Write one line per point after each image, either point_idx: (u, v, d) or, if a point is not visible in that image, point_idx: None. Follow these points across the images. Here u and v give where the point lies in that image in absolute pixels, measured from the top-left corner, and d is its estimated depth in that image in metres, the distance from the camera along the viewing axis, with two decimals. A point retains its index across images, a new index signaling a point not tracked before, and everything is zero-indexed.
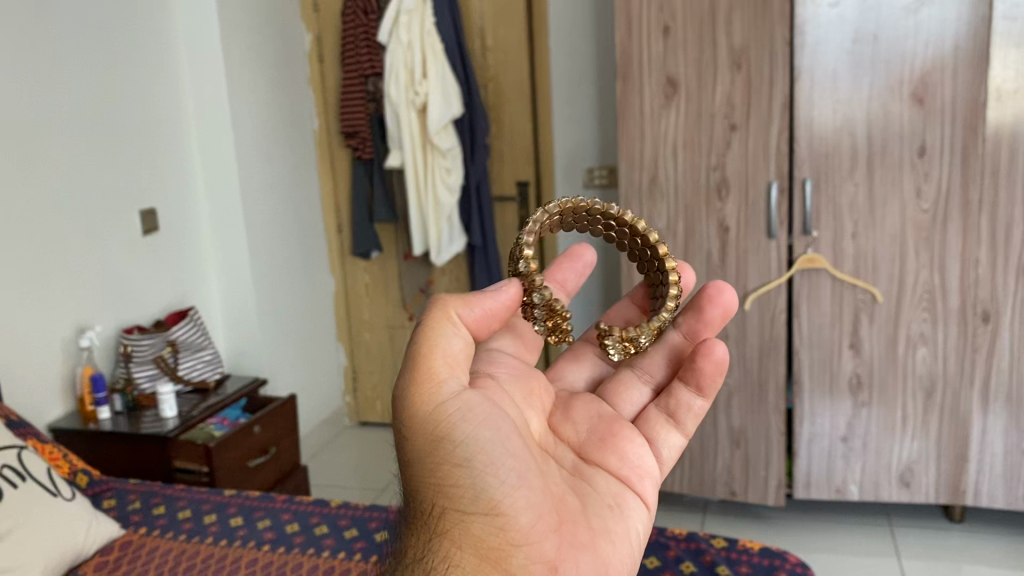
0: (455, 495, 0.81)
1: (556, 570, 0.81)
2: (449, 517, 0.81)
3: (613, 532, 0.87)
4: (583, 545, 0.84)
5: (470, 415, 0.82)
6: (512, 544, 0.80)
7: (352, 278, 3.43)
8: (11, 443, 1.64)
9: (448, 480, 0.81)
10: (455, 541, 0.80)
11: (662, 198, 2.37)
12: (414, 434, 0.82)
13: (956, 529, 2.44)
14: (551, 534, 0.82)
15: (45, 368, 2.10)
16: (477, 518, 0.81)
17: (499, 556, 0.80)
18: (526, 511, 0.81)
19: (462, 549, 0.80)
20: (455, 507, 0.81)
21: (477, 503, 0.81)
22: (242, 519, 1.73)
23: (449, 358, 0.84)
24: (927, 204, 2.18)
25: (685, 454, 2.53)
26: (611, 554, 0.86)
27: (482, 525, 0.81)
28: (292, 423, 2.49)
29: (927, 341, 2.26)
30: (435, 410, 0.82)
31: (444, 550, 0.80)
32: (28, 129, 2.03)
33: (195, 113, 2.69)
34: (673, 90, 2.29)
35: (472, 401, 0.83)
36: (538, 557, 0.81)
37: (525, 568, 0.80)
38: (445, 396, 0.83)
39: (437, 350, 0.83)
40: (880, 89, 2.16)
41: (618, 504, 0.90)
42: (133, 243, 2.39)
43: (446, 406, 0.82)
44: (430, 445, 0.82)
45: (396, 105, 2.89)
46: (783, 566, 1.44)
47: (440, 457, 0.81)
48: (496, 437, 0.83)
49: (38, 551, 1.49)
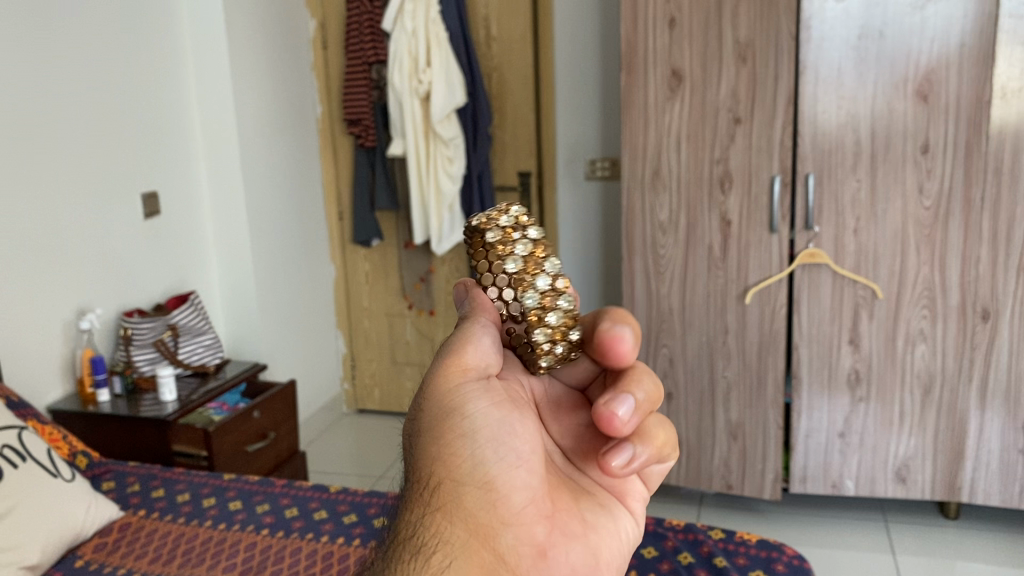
0: (453, 465, 0.73)
1: (545, 554, 0.74)
2: (445, 489, 0.73)
3: (602, 528, 0.79)
4: (573, 534, 0.77)
5: (489, 394, 0.75)
6: (503, 523, 0.73)
7: (352, 266, 3.43)
8: (11, 423, 1.63)
9: (448, 449, 0.74)
10: (447, 514, 0.73)
11: (664, 190, 2.37)
12: (429, 404, 0.75)
13: (950, 525, 2.46)
14: (541, 518, 0.75)
15: (45, 349, 2.10)
16: (471, 490, 0.73)
17: (490, 534, 0.72)
18: (521, 496, 0.74)
19: (453, 523, 0.72)
20: (451, 478, 0.73)
21: (474, 475, 0.73)
22: (241, 503, 1.74)
23: (487, 349, 0.75)
24: (930, 201, 2.19)
25: (683, 447, 2.54)
26: (604, 545, 0.78)
27: (477, 499, 0.73)
28: (291, 409, 2.49)
29: (926, 338, 2.27)
30: (457, 386, 0.75)
31: (435, 524, 0.72)
32: (30, 108, 2.02)
33: (197, 96, 2.68)
34: (677, 82, 2.29)
35: (496, 388, 0.76)
36: (528, 539, 0.74)
37: (515, 550, 0.73)
38: (470, 376, 0.75)
39: (475, 334, 0.75)
40: (885, 86, 2.16)
41: (609, 504, 0.82)
42: (135, 226, 2.39)
43: (467, 384, 0.75)
44: (440, 414, 0.74)
45: (399, 93, 2.89)
46: (780, 559, 1.44)
47: (448, 429, 0.74)
48: (508, 418, 0.75)
49: (37, 531, 1.50)
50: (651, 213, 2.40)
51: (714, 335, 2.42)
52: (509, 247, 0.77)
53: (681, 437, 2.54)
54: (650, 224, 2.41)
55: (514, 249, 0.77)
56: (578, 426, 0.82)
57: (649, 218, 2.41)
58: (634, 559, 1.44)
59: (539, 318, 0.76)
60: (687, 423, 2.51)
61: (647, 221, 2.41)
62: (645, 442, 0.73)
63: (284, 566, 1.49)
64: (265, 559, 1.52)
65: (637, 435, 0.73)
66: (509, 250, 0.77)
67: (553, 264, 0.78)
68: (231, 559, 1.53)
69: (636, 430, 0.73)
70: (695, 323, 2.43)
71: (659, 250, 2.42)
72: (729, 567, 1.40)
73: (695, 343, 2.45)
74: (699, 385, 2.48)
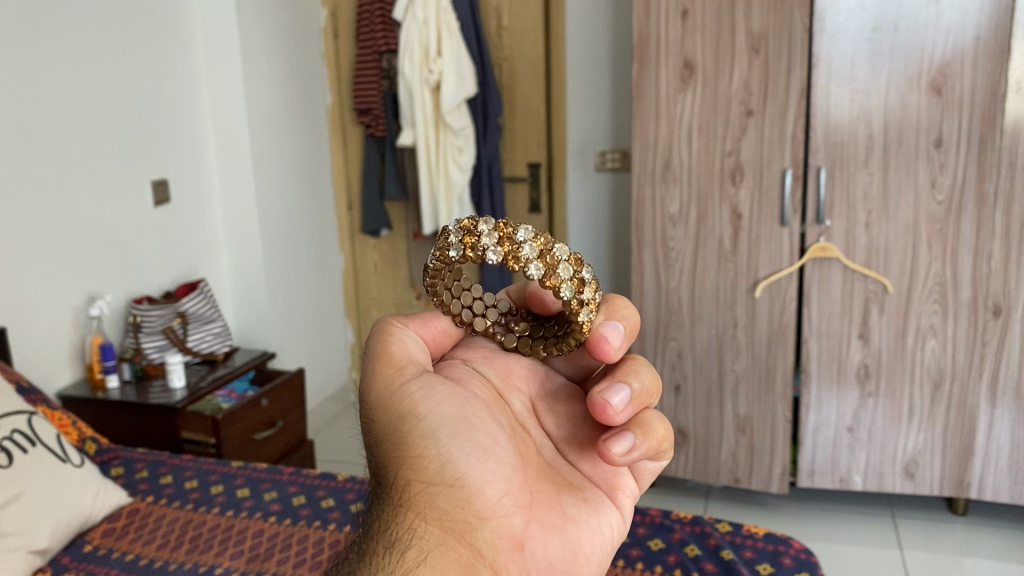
0: (419, 467, 0.75)
1: (522, 547, 0.74)
2: (413, 490, 0.74)
3: (583, 523, 0.79)
4: (553, 526, 0.77)
5: (434, 393, 0.78)
6: (478, 517, 0.74)
7: (361, 255, 3.45)
8: (21, 408, 1.64)
9: (412, 451, 0.75)
10: (420, 513, 0.73)
11: (675, 182, 2.36)
12: (379, 411, 0.77)
13: (959, 522, 2.45)
14: (519, 510, 0.75)
15: (55, 336, 2.11)
16: (442, 489, 0.74)
17: (466, 530, 0.73)
18: (492, 488, 0.75)
19: (427, 521, 0.73)
20: (419, 479, 0.74)
21: (442, 474, 0.75)
22: (249, 490, 1.74)
23: (410, 350, 0.81)
24: (942, 196, 2.17)
25: (690, 440, 2.54)
26: (582, 538, 0.78)
27: (448, 497, 0.74)
28: (299, 397, 2.50)
29: (936, 334, 2.25)
30: (398, 390, 0.77)
31: (408, 522, 0.73)
32: (42, 94, 2.03)
33: (209, 85, 2.69)
34: (689, 73, 2.28)
35: (438, 387, 0.78)
36: (505, 532, 0.74)
37: (493, 544, 0.73)
38: (409, 377, 0.78)
39: (395, 335, 0.81)
40: (899, 79, 2.14)
41: (593, 499, 0.81)
42: (144, 214, 2.39)
43: (409, 385, 0.78)
44: (393, 419, 0.76)
45: (409, 83, 2.88)
46: (787, 552, 1.44)
47: (404, 432, 0.76)
48: (462, 415, 0.78)
49: (45, 516, 1.50)
50: (661, 206, 2.40)
51: (723, 328, 2.42)
52: (518, 248, 0.78)
53: (689, 430, 2.54)
54: (660, 216, 2.40)
55: (524, 256, 0.78)
56: (573, 421, 0.85)
57: (659, 211, 2.40)
58: (640, 550, 1.45)
59: (579, 303, 0.79)
60: (695, 416, 2.51)
61: (657, 213, 2.40)
62: (647, 431, 0.74)
63: (291, 553, 1.49)
64: (272, 546, 1.52)
65: (638, 425, 0.75)
66: (521, 259, 0.77)
67: (562, 248, 0.79)
68: (238, 546, 1.53)
69: (636, 421, 0.75)
70: (704, 316, 2.43)
71: (668, 242, 2.41)
72: (736, 560, 1.39)
73: (704, 335, 2.44)
74: (707, 379, 2.47)
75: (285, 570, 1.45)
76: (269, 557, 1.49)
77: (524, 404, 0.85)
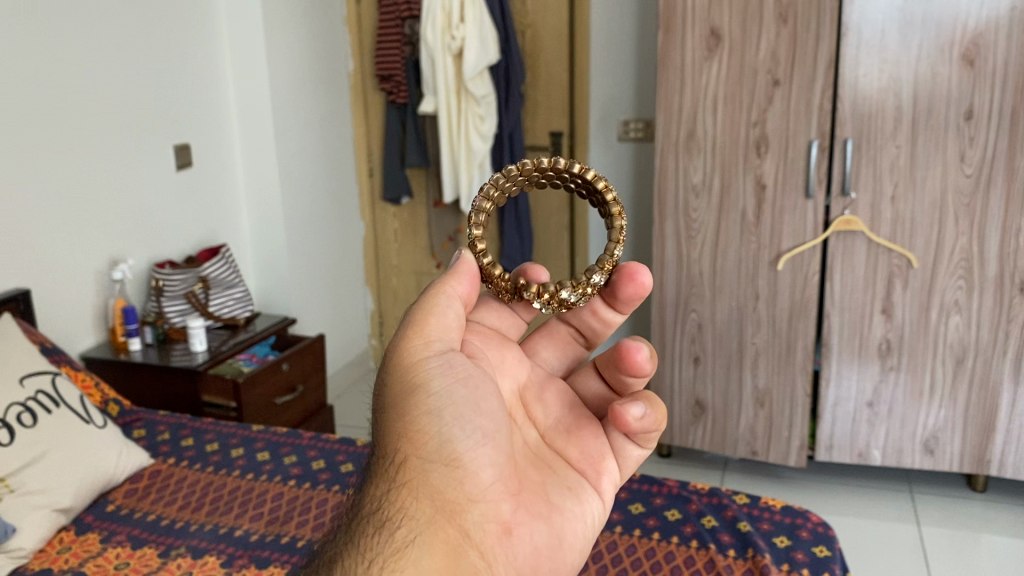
0: (418, 442, 0.75)
1: (509, 531, 0.76)
2: (411, 466, 0.75)
3: (567, 511, 0.82)
4: (539, 514, 0.79)
5: (452, 370, 0.78)
6: (469, 499, 0.75)
7: (381, 223, 3.44)
8: (45, 369, 1.66)
9: (414, 426, 0.76)
10: (413, 490, 0.74)
11: (699, 152, 2.34)
12: (390, 381, 0.78)
13: (978, 499, 2.43)
14: (508, 496, 0.78)
15: (78, 299, 2.13)
16: (436, 467, 0.75)
17: (455, 511, 0.74)
18: (485, 471, 0.76)
19: (419, 499, 0.74)
20: (417, 455, 0.75)
21: (440, 452, 0.75)
22: (269, 454, 1.75)
23: (447, 323, 0.80)
24: (971, 169, 2.13)
25: (708, 412, 2.55)
26: (566, 527, 0.81)
27: (443, 476, 0.75)
28: (319, 362, 2.51)
29: (961, 310, 2.23)
30: (417, 364, 0.77)
31: (400, 499, 0.74)
32: (64, 56, 2.02)
33: (231, 49, 2.68)
34: (716, 41, 2.25)
35: (459, 364, 0.79)
36: (493, 516, 0.76)
37: (480, 527, 0.75)
38: (431, 351, 0.78)
39: (439, 306, 0.80)
40: (930, 49, 2.10)
41: (576, 487, 0.84)
42: (167, 178, 2.39)
43: (429, 361, 0.77)
44: (403, 391, 0.77)
45: (431, 49, 2.85)
46: (805, 525, 1.43)
47: (411, 405, 0.76)
48: (472, 397, 0.78)
49: (69, 476, 1.52)
50: (684, 176, 2.37)
51: (744, 302, 2.40)
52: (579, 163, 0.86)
53: (708, 403, 2.54)
54: (683, 186, 2.38)
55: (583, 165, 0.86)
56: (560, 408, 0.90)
57: (681, 181, 2.38)
58: (656, 521, 1.45)
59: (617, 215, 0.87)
60: (714, 387, 2.51)
61: (680, 183, 2.38)
62: (654, 405, 0.82)
63: (308, 516, 1.51)
64: (291, 509, 1.54)
65: (645, 399, 0.83)
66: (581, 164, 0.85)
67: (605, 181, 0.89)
68: (258, 508, 1.55)
69: (642, 395, 0.83)
70: (725, 288, 2.41)
71: (691, 213, 2.39)
72: (753, 532, 1.39)
73: (724, 309, 2.43)
74: (728, 351, 2.47)
75: (304, 533, 1.46)
76: (288, 519, 1.51)
77: (512, 392, 0.88)
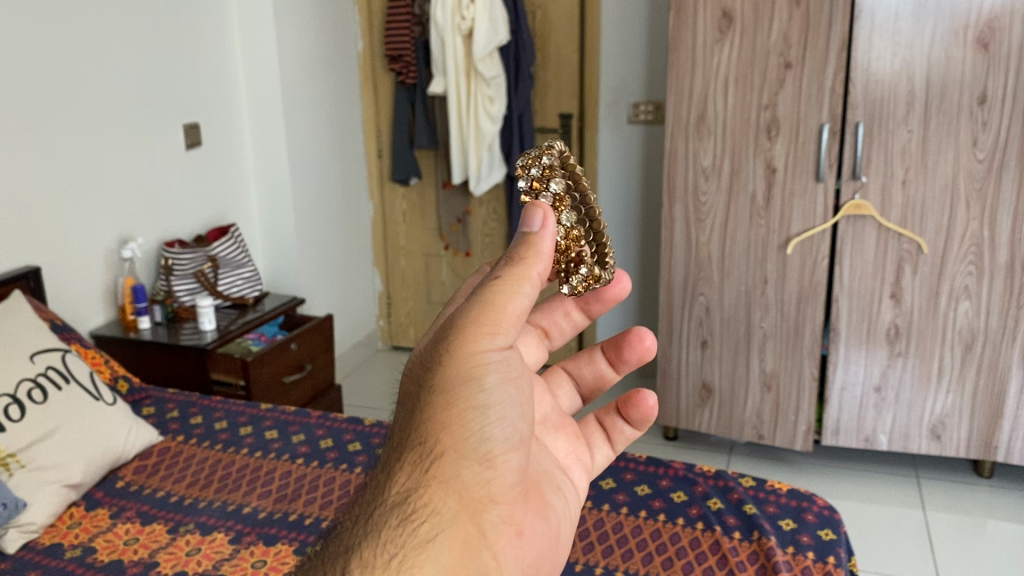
0: (461, 437, 0.63)
1: (521, 532, 0.69)
2: (446, 461, 0.63)
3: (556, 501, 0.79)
4: (542, 512, 0.74)
5: (512, 365, 0.65)
6: (493, 501, 0.66)
7: (390, 204, 3.42)
8: (55, 346, 1.67)
9: (460, 419, 0.64)
10: (443, 487, 0.63)
11: (709, 135, 2.33)
12: (446, 362, 0.64)
13: (984, 484, 2.43)
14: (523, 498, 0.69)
15: (88, 276, 2.13)
16: (471, 466, 0.64)
17: (480, 513, 0.65)
18: (515, 474, 0.67)
19: (448, 499, 0.63)
20: (456, 450, 0.63)
21: (479, 451, 0.64)
22: (277, 432, 1.76)
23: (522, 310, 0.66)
24: (984, 154, 2.12)
25: (715, 395, 2.55)
26: (562, 527, 0.77)
27: (476, 476, 0.64)
28: (328, 341, 2.52)
29: (970, 295, 2.22)
30: (480, 353, 0.64)
31: (427, 494, 0.63)
32: (74, 34, 2.02)
33: (240, 29, 2.67)
34: (728, 23, 2.23)
35: (516, 358, 0.66)
36: (511, 519, 0.67)
37: (498, 530, 0.66)
38: (498, 342, 0.65)
39: (520, 287, 0.65)
40: (944, 32, 2.08)
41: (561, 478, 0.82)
42: (176, 157, 2.40)
43: (492, 352, 0.64)
44: (457, 380, 0.64)
45: (441, 30, 2.84)
46: (810, 508, 1.44)
47: (460, 395, 0.64)
48: (521, 393, 0.67)
49: (79, 452, 1.54)
50: (693, 159, 2.36)
51: (753, 285, 2.40)
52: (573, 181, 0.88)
53: (715, 386, 2.54)
54: (692, 170, 2.37)
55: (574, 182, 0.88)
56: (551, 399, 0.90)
57: (691, 164, 2.37)
58: (662, 502, 1.45)
59: None
60: (721, 370, 2.51)
61: (689, 166, 2.37)
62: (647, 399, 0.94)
63: (316, 495, 1.52)
64: (300, 487, 1.55)
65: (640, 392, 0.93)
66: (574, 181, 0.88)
67: None
68: (266, 486, 1.56)
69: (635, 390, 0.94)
70: (734, 272, 2.41)
71: (700, 197, 2.39)
72: (759, 515, 1.39)
73: (733, 292, 2.43)
74: (735, 335, 2.46)
75: (313, 511, 1.47)
76: (296, 497, 1.52)
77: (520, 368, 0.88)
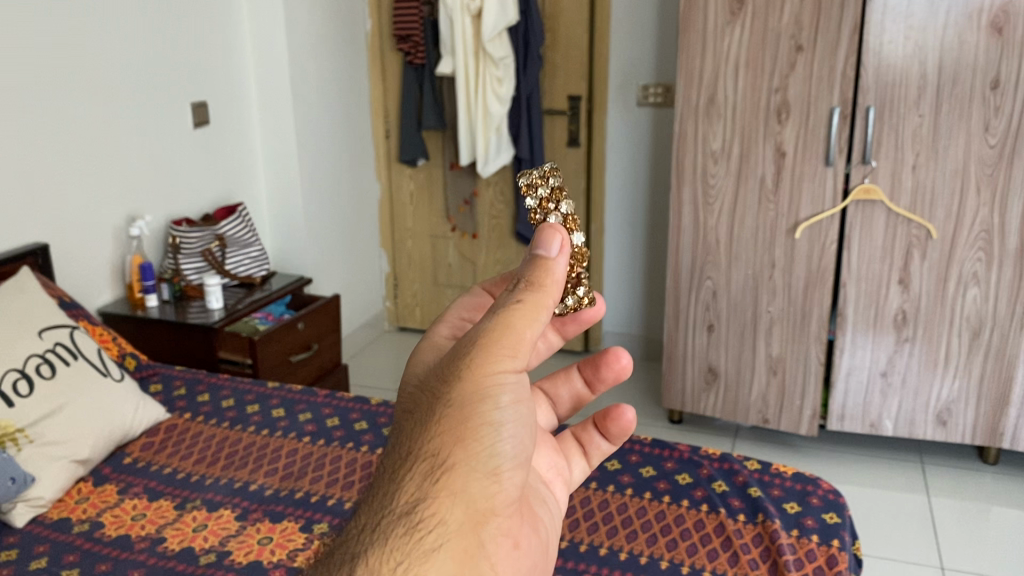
0: (474, 450, 0.59)
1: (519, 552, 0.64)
2: (457, 474, 0.58)
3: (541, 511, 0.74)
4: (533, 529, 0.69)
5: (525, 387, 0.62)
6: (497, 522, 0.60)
7: (397, 185, 3.42)
8: (63, 322, 1.67)
9: (474, 431, 0.59)
10: (452, 500, 0.57)
11: (719, 118, 2.32)
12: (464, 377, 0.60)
13: (988, 471, 2.43)
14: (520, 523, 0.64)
15: (96, 253, 2.14)
16: (480, 481, 0.59)
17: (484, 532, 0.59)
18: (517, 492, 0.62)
19: (457, 513, 0.57)
20: (468, 463, 0.58)
21: (490, 464, 0.60)
22: (283, 411, 1.77)
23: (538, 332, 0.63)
24: (996, 140, 2.11)
25: (721, 379, 2.55)
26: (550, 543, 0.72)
27: (484, 493, 0.59)
28: (335, 321, 2.52)
29: (979, 282, 2.21)
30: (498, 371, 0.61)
31: (435, 506, 0.57)
32: (82, 10, 2.01)
33: (249, 7, 2.66)
34: (739, 5, 2.21)
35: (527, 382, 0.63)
36: (511, 542, 0.62)
37: (499, 551, 0.60)
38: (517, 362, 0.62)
39: (540, 310, 0.63)
40: (958, 16, 2.06)
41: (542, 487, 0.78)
42: (184, 135, 2.39)
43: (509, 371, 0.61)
44: (474, 395, 0.60)
45: (450, 10, 2.83)
46: (815, 492, 1.44)
47: (475, 411, 0.60)
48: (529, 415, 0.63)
49: (87, 428, 1.55)
50: (702, 142, 2.35)
51: (760, 269, 2.39)
52: None
53: (721, 369, 2.54)
54: (701, 152, 2.36)
55: None
56: None
57: (700, 146, 2.36)
58: (668, 484, 1.46)
59: None
60: (727, 354, 2.51)
61: (699, 149, 2.36)
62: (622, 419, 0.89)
63: (323, 474, 1.52)
64: (306, 465, 1.55)
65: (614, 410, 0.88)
66: None
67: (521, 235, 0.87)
68: (272, 464, 1.56)
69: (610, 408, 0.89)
70: (742, 256, 2.40)
71: (709, 179, 2.37)
72: (764, 498, 1.39)
73: (740, 276, 2.42)
74: (742, 319, 2.46)
75: (319, 489, 1.47)
76: (302, 475, 1.52)
77: None
